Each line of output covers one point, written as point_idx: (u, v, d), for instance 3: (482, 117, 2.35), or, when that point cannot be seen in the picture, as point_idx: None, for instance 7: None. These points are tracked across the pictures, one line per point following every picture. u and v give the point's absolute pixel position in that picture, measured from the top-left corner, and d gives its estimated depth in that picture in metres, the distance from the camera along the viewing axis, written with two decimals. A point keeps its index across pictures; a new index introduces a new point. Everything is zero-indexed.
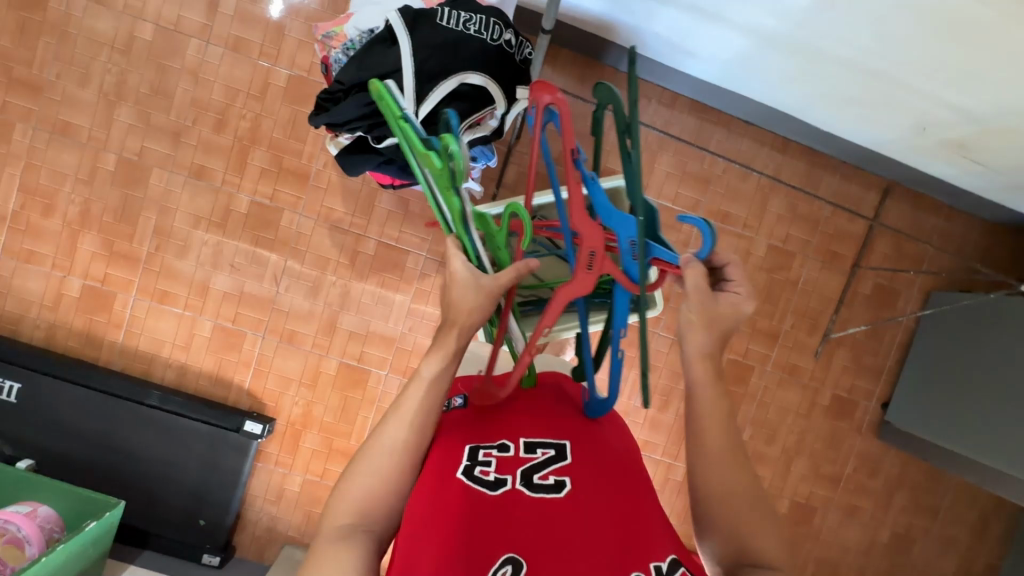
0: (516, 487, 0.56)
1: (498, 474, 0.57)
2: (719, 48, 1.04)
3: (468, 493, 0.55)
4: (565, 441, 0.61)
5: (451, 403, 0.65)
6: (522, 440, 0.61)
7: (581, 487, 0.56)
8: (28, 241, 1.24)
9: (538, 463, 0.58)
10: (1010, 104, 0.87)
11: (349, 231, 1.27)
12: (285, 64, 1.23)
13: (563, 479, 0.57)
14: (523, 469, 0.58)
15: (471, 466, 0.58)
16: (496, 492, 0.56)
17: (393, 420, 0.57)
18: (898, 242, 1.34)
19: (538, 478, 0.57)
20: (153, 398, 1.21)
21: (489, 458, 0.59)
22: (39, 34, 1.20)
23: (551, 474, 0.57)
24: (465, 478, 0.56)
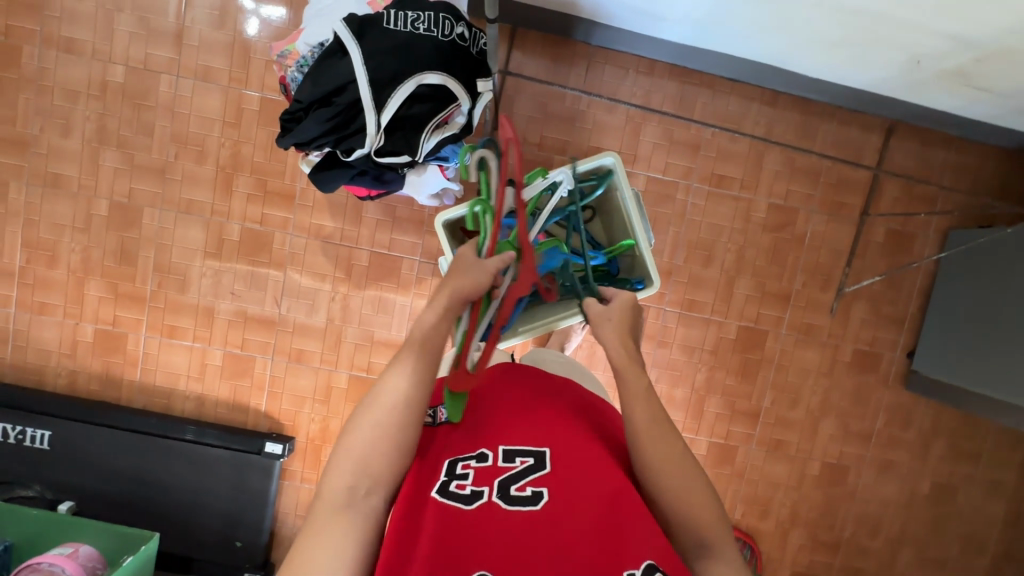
0: (492, 499, 0.55)
1: (474, 486, 0.57)
2: (688, 8, 0.99)
3: (442, 507, 0.54)
4: (545, 448, 0.60)
5: (437, 415, 0.65)
6: (500, 449, 0.60)
7: (559, 495, 0.55)
8: (38, 293, 1.28)
9: (515, 473, 0.57)
10: (1006, 25, 0.81)
11: (341, 244, 1.28)
12: (255, 87, 1.23)
13: (541, 489, 0.55)
14: (501, 480, 0.57)
15: (448, 482, 0.57)
16: (472, 505, 0.54)
17: (391, 374, 0.60)
18: (907, 183, 1.28)
19: (515, 489, 0.56)
20: (188, 433, 1.26)
21: (467, 471, 0.58)
22: (17, 90, 1.22)
23: (528, 483, 0.56)
24: (439, 495, 0.56)
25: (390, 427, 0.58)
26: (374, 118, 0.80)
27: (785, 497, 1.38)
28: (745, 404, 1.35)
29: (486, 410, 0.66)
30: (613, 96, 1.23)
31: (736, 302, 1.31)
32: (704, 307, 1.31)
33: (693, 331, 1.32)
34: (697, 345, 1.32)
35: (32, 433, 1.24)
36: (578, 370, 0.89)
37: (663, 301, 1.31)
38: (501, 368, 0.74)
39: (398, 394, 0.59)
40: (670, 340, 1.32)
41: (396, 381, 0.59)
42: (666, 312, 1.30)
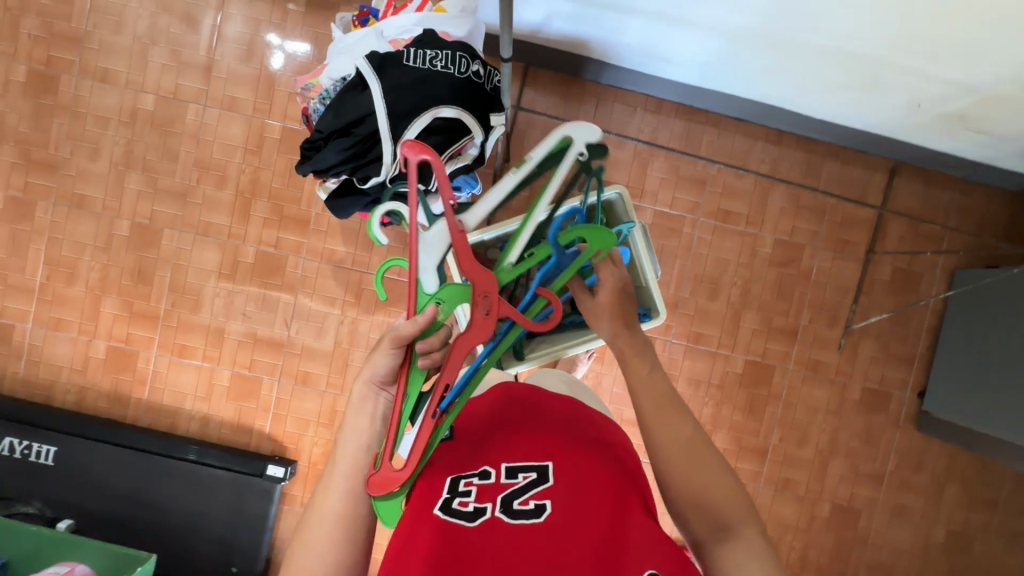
0: (495, 514, 0.54)
1: (477, 503, 0.56)
2: (694, 51, 1.03)
3: (443, 526, 0.53)
4: (547, 462, 0.59)
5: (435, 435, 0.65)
6: (504, 466, 0.59)
7: (562, 511, 0.54)
8: (55, 310, 1.30)
9: (518, 488, 0.56)
10: (1001, 72, 0.84)
11: (352, 269, 1.30)
12: (278, 117, 1.28)
13: (544, 503, 0.54)
14: (503, 496, 0.56)
15: (450, 499, 0.56)
16: (475, 522, 0.54)
17: (325, 490, 0.56)
18: (912, 223, 1.29)
19: (518, 504, 0.55)
20: (191, 453, 1.26)
21: (469, 488, 0.57)
22: (53, 116, 1.28)
23: (531, 497, 0.55)
24: (442, 513, 0.55)
25: (335, 540, 0.54)
26: (391, 148, 0.83)
27: (794, 540, 1.34)
28: (753, 440, 1.33)
29: (486, 429, 0.65)
30: (621, 132, 1.27)
31: (743, 336, 1.31)
32: (710, 340, 1.31)
33: (699, 364, 1.32)
34: (703, 379, 1.32)
35: (38, 449, 1.25)
36: (582, 390, 0.85)
37: (669, 333, 1.31)
38: (501, 391, 0.72)
39: (337, 506, 0.55)
40: (676, 373, 1.31)
41: (335, 494, 0.56)
42: (672, 344, 1.31)
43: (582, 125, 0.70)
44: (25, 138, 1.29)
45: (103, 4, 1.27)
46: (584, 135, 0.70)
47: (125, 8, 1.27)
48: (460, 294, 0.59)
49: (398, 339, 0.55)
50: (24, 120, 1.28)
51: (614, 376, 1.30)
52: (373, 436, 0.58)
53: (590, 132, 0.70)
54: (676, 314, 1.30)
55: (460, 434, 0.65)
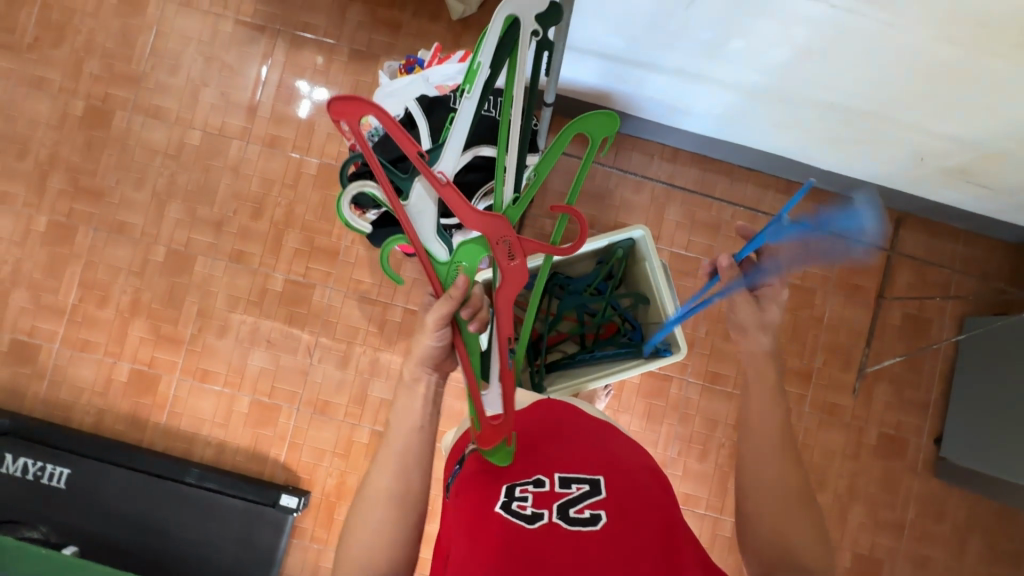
0: (553, 520, 0.58)
1: (534, 508, 0.60)
2: (711, 106, 1.12)
3: (506, 526, 0.58)
4: (599, 476, 0.63)
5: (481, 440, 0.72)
6: (557, 476, 0.63)
7: (617, 521, 0.57)
8: (84, 331, 1.33)
9: (573, 497, 0.60)
10: (1000, 127, 0.91)
11: (376, 300, 1.34)
12: (315, 155, 1.36)
13: (598, 513, 0.58)
14: (559, 504, 0.60)
15: (509, 501, 0.61)
16: (534, 525, 0.58)
17: (377, 470, 0.67)
18: (920, 270, 1.34)
19: (574, 512, 0.59)
20: (192, 475, 1.25)
21: (526, 493, 0.62)
22: (103, 148, 1.36)
23: (586, 506, 0.59)
24: (503, 513, 0.60)
25: (387, 515, 0.65)
26: None
27: None
28: None
29: (537, 440, 0.69)
30: (640, 177, 1.34)
31: None
32: (726, 380, 1.33)
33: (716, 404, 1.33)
34: (719, 418, 1.32)
35: (51, 470, 1.24)
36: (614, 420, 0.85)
37: (686, 372, 1.33)
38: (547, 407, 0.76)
39: (385, 485, 0.66)
40: (693, 412, 1.32)
41: (384, 475, 0.66)
42: (689, 383, 1.32)
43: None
44: (75, 167, 1.36)
45: (162, 49, 1.37)
46: (528, 8, 0.61)
47: (182, 53, 1.37)
48: (478, 249, 0.66)
49: (440, 320, 0.64)
50: (76, 151, 1.36)
51: (632, 414, 1.31)
52: (423, 419, 0.68)
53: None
54: (692, 353, 1.33)
55: (512, 443, 0.69)
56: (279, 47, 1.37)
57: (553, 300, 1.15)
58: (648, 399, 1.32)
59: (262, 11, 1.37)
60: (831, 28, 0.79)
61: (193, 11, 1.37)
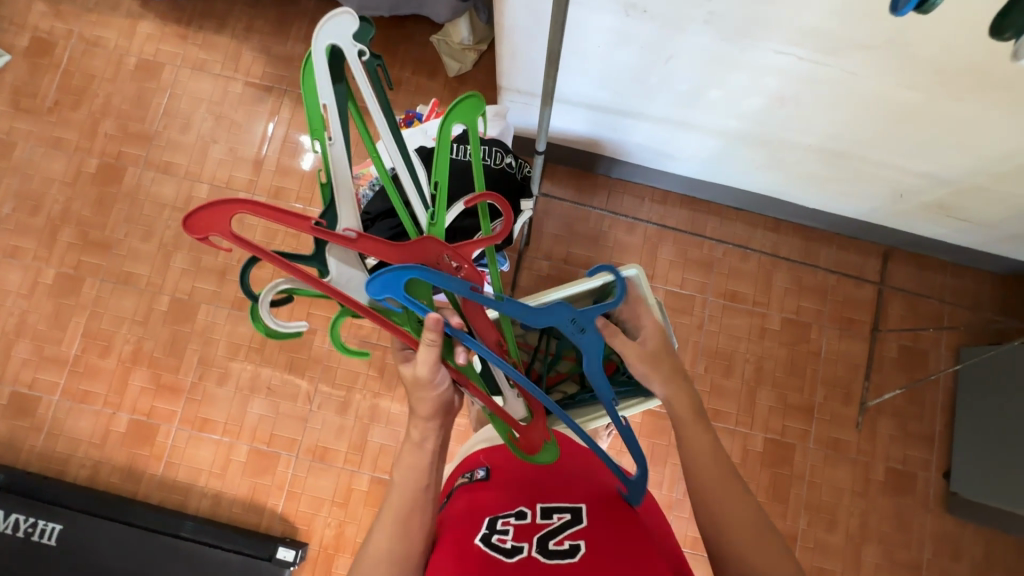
0: (532, 552, 0.61)
1: (515, 541, 0.63)
2: (696, 151, 1.17)
3: (485, 556, 0.61)
4: (580, 506, 0.67)
5: (474, 474, 0.76)
6: (539, 508, 0.67)
7: (594, 546, 0.60)
8: (85, 382, 1.33)
9: (553, 528, 0.64)
10: (967, 164, 0.96)
11: (377, 344, 1.35)
12: (318, 204, 1.41)
13: (577, 543, 0.61)
14: (539, 536, 0.63)
15: (489, 534, 0.64)
16: (513, 557, 0.60)
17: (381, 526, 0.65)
18: (911, 302, 1.36)
19: (554, 544, 0.62)
20: (188, 529, 1.22)
21: (507, 527, 0.65)
22: (114, 203, 1.41)
23: (565, 538, 0.62)
24: (482, 545, 0.63)
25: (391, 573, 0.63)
26: None
27: None
28: (780, 524, 1.28)
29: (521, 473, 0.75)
30: (632, 219, 1.38)
31: (760, 413, 1.33)
32: (728, 418, 1.32)
33: (718, 442, 1.32)
34: (724, 457, 1.31)
35: (43, 526, 1.21)
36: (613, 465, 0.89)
37: None
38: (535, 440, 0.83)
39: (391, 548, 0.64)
40: None
41: (389, 536, 0.64)
42: None
43: (329, 19, 0.55)
44: (86, 221, 1.40)
45: (174, 109, 1.45)
46: (342, 32, 0.56)
47: (193, 113, 1.45)
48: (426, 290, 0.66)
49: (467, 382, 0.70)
50: (88, 205, 1.41)
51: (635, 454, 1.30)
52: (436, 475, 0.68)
53: (348, 22, 0.56)
54: None
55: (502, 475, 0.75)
56: (285, 105, 1.45)
57: (552, 340, 1.10)
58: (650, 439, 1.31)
59: (269, 73, 1.46)
60: (801, 78, 0.85)
61: (205, 74, 1.46)
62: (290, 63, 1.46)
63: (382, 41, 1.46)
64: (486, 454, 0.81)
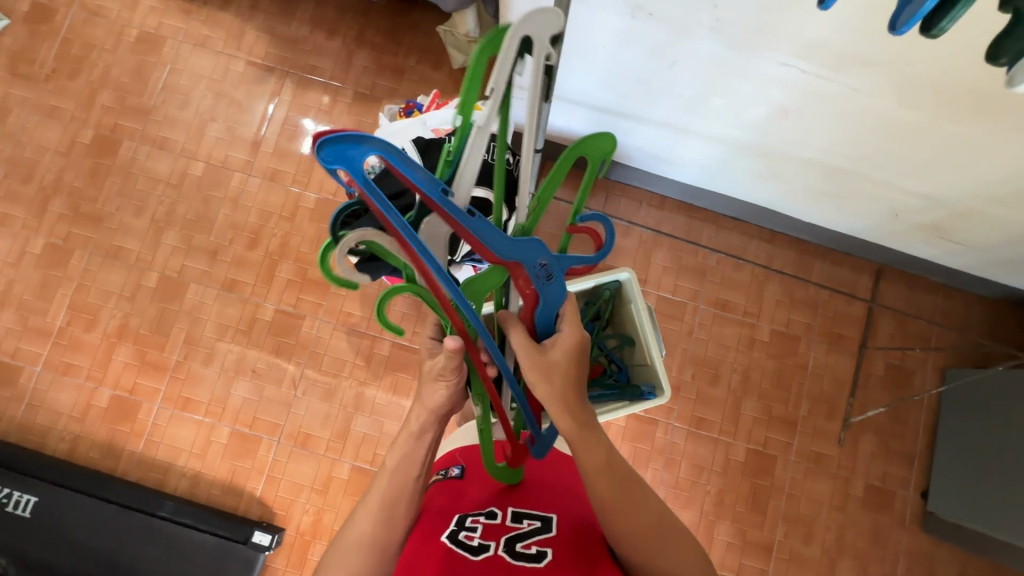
0: (496, 553, 0.62)
1: (482, 539, 0.65)
2: (695, 158, 1.17)
3: (450, 554, 0.63)
4: (550, 513, 0.68)
5: (449, 471, 0.77)
6: (510, 509, 0.68)
7: (557, 555, 0.62)
8: (68, 355, 1.32)
9: (521, 532, 0.65)
10: (964, 187, 0.97)
11: (365, 333, 1.34)
12: (314, 189, 1.40)
13: (543, 549, 0.63)
14: (506, 537, 0.64)
15: (458, 531, 0.66)
16: (477, 557, 0.62)
17: (362, 515, 0.64)
18: (900, 321, 1.36)
19: (519, 547, 0.63)
20: (167, 509, 1.21)
21: (475, 525, 0.66)
22: (107, 175, 1.40)
23: (532, 542, 0.64)
24: (449, 541, 0.64)
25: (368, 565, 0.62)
26: None
27: None
28: (758, 535, 1.29)
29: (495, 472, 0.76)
30: (628, 223, 1.38)
31: (744, 424, 1.33)
32: (712, 426, 1.33)
33: (701, 450, 1.32)
34: (706, 465, 1.31)
35: (18, 498, 1.20)
36: None
37: (672, 416, 1.32)
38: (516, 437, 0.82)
39: (367, 537, 0.63)
40: (679, 457, 1.31)
41: (368, 524, 0.63)
42: (675, 428, 1.32)
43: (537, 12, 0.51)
44: (78, 192, 1.39)
45: (174, 85, 1.43)
46: (544, 29, 0.52)
47: (192, 89, 1.43)
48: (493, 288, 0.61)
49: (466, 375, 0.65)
50: (81, 177, 1.40)
51: None
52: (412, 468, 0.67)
53: (553, 19, 0.53)
54: (678, 397, 1.33)
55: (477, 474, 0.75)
56: (286, 87, 1.43)
57: None
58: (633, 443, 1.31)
59: (272, 54, 1.44)
60: (803, 90, 0.85)
61: (207, 51, 1.44)
62: (294, 45, 1.44)
63: (388, 29, 1.44)
64: (460, 451, 0.80)
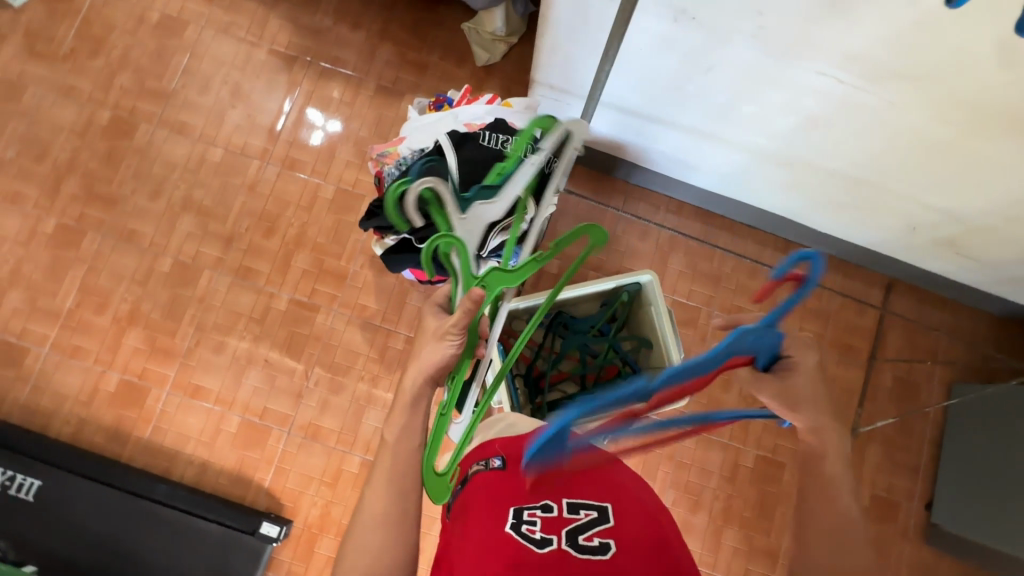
0: (562, 546, 0.61)
1: (544, 533, 0.62)
2: (719, 165, 1.18)
3: (517, 551, 0.60)
4: (607, 503, 0.66)
5: (490, 462, 0.71)
6: (566, 501, 0.65)
7: (624, 548, 0.61)
8: (76, 337, 1.30)
9: (582, 524, 0.63)
10: (986, 204, 0.98)
11: (380, 327, 1.33)
12: (333, 180, 1.39)
13: (608, 541, 0.62)
14: (569, 530, 0.62)
15: (518, 524, 0.63)
16: (544, 551, 0.60)
17: (375, 493, 0.66)
18: (910, 334, 1.38)
19: (583, 539, 0.62)
20: (159, 492, 1.19)
21: (535, 517, 0.64)
22: (123, 157, 1.38)
23: (595, 534, 0.62)
24: (512, 537, 0.61)
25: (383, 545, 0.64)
26: None
27: None
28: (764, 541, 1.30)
29: None
30: (646, 226, 1.39)
31: (754, 430, 1.34)
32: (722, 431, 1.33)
33: (710, 455, 1.33)
34: (715, 470, 1.32)
35: (22, 481, 1.18)
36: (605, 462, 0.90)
37: (683, 421, 1.33)
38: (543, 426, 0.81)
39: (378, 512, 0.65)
40: (688, 461, 1.32)
41: (378, 499, 0.65)
42: (685, 432, 1.32)
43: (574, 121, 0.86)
44: (93, 173, 1.37)
45: (194, 69, 1.42)
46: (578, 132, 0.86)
47: (213, 75, 1.42)
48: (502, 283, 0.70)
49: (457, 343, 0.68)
50: (96, 158, 1.38)
51: (627, 459, 1.31)
52: None
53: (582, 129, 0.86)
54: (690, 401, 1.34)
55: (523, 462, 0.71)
56: (308, 77, 1.43)
57: (556, 340, 1.17)
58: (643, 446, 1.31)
59: (295, 43, 1.44)
60: (836, 102, 0.86)
61: (229, 37, 1.44)
62: (317, 36, 1.44)
63: (413, 24, 1.44)
64: (500, 442, 0.74)
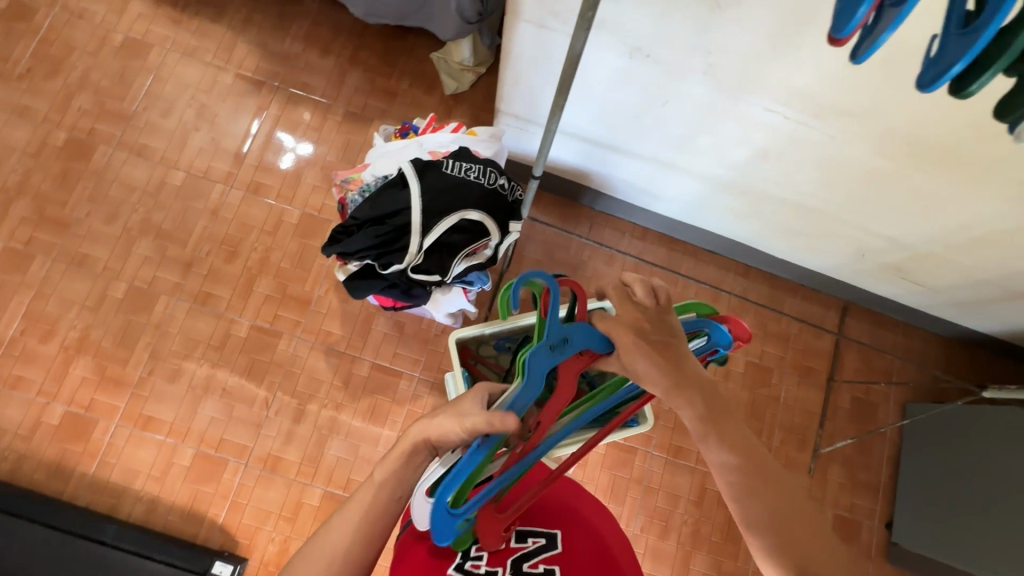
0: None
1: (488, 566, 0.67)
2: (680, 194, 1.22)
3: None
4: (554, 531, 0.71)
5: None
6: (513, 532, 0.70)
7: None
8: (19, 367, 1.24)
9: (527, 552, 0.68)
10: (928, 232, 1.04)
11: (344, 353, 1.31)
12: (299, 205, 1.38)
13: (551, 568, 0.67)
14: (513, 560, 0.68)
15: (464, 561, 0.67)
16: None
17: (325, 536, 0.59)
18: (865, 355, 1.43)
19: (527, 567, 0.67)
20: (109, 532, 1.13)
21: (481, 552, 0.68)
22: (79, 180, 1.34)
23: (539, 562, 0.67)
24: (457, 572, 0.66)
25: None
26: (418, 240, 0.94)
27: None
28: (732, 565, 1.30)
29: None
30: (611, 251, 1.41)
31: None
32: (689, 455, 1.34)
33: (678, 479, 1.33)
34: (682, 494, 1.32)
35: None
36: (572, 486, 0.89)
37: (650, 445, 1.33)
38: None
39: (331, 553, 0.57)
40: (657, 486, 1.32)
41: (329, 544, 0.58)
42: (653, 456, 1.32)
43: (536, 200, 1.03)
44: (44, 196, 1.32)
45: (157, 92, 1.40)
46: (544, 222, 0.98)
47: (177, 97, 1.40)
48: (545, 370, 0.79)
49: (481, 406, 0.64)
50: (49, 180, 1.33)
51: (596, 485, 1.30)
52: None
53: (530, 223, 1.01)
54: (657, 425, 1.34)
55: None
56: (274, 101, 1.42)
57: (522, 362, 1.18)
58: (612, 471, 1.31)
59: (263, 68, 1.44)
60: (785, 136, 0.91)
61: (195, 61, 1.43)
62: (286, 61, 1.44)
63: (382, 52, 1.46)
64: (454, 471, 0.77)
